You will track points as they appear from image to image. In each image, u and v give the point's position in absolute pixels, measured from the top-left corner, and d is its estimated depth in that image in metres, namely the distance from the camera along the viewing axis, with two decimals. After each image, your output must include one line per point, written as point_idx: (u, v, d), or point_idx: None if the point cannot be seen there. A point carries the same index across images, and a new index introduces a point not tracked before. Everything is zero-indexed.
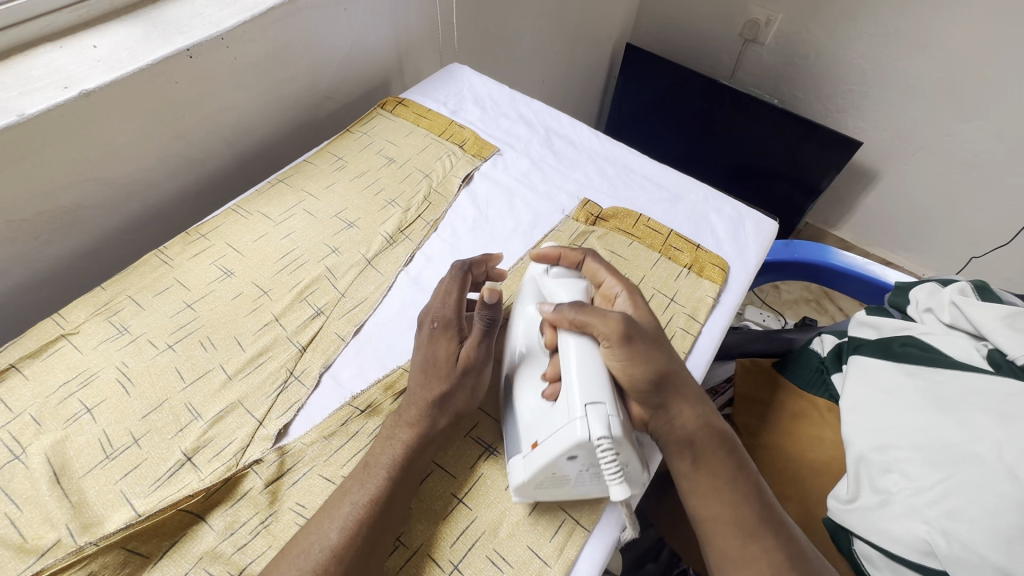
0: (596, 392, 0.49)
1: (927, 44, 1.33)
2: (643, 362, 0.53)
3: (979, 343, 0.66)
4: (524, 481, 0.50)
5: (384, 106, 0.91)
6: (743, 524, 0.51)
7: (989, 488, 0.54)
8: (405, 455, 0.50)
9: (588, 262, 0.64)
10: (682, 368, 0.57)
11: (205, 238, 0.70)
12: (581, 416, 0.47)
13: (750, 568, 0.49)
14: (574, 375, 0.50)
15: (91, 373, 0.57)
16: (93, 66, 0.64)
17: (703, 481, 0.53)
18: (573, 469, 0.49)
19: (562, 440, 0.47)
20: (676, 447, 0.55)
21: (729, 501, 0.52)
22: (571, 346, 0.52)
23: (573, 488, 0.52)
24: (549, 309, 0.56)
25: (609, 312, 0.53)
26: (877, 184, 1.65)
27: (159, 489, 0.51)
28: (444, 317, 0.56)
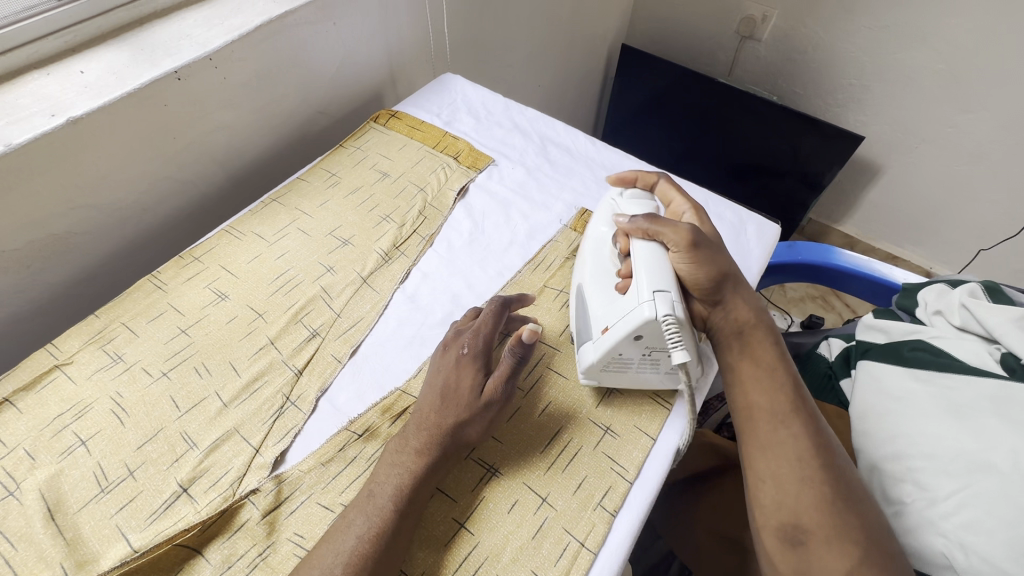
0: (662, 282, 0.55)
1: (925, 36, 1.31)
2: (708, 264, 0.58)
3: (990, 346, 0.64)
4: (593, 361, 0.58)
5: (377, 119, 0.90)
6: (775, 412, 0.53)
7: (1008, 499, 0.52)
8: (412, 485, 0.49)
9: (662, 184, 0.72)
10: (742, 273, 0.61)
11: (200, 261, 0.69)
12: (649, 300, 0.53)
13: (773, 448, 0.52)
14: (643, 270, 0.56)
15: (85, 405, 0.56)
16: (79, 92, 0.64)
17: (746, 373, 0.57)
18: (636, 351, 0.56)
19: (630, 322, 0.54)
20: (728, 341, 0.60)
21: (767, 391, 0.55)
22: (643, 249, 0.58)
23: (635, 375, 0.60)
24: (623, 219, 0.62)
25: (676, 221, 0.59)
26: (880, 177, 1.63)
27: (155, 523, 0.50)
28: (475, 346, 0.55)
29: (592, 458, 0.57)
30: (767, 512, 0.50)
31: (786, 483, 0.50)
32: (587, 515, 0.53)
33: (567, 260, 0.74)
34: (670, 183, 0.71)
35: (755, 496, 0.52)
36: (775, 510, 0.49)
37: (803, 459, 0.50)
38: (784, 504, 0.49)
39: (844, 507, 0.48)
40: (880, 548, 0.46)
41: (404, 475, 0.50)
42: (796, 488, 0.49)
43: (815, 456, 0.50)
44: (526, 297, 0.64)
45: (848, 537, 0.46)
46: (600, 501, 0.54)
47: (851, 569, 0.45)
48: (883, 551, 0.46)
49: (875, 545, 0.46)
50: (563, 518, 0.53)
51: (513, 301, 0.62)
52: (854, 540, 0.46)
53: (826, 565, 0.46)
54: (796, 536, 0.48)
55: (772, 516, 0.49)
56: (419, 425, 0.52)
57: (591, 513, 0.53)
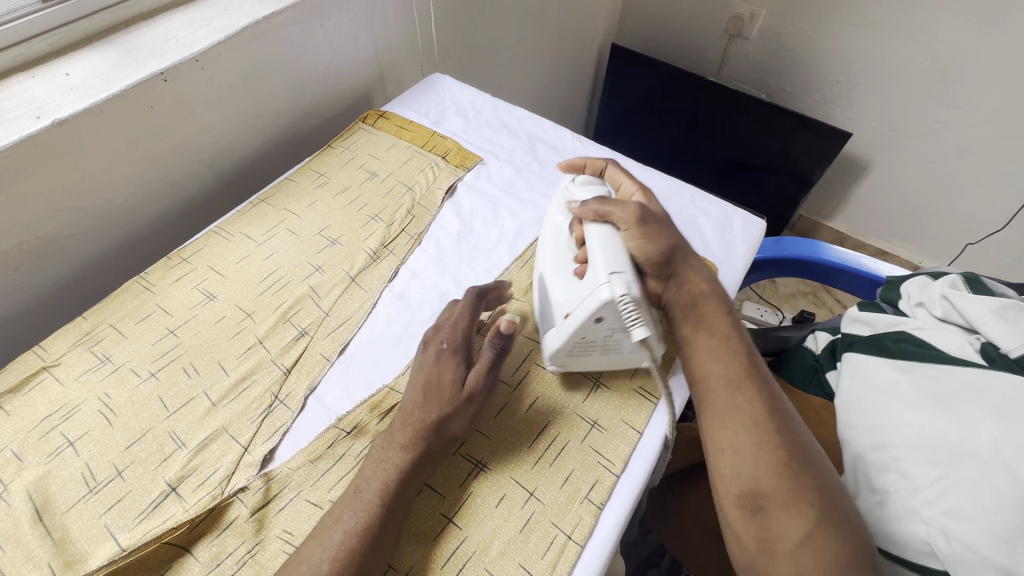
0: (618, 264, 0.55)
1: (910, 32, 1.33)
2: (656, 238, 0.60)
3: (972, 337, 0.65)
4: (558, 348, 0.58)
5: (366, 119, 0.91)
6: (731, 378, 0.54)
7: (989, 486, 0.53)
8: (398, 480, 0.50)
9: (610, 169, 0.73)
10: (691, 247, 0.63)
11: (188, 262, 0.69)
12: (606, 282, 0.53)
13: (732, 414, 0.51)
14: (599, 253, 0.57)
15: (72, 406, 0.56)
16: (65, 94, 0.64)
17: (701, 343, 0.57)
18: (599, 333, 0.56)
19: (589, 306, 0.54)
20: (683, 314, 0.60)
21: (722, 359, 0.55)
22: (597, 232, 0.59)
23: (599, 358, 0.60)
24: (575, 205, 0.64)
25: (625, 202, 0.61)
26: (868, 173, 1.64)
27: (144, 522, 0.50)
28: (454, 340, 0.56)
29: (579, 451, 0.58)
30: (727, 480, 0.50)
31: (744, 450, 0.49)
32: (575, 508, 0.53)
33: None
34: (617, 167, 0.73)
35: (714, 466, 0.51)
36: (735, 478, 0.49)
37: (760, 422, 0.50)
38: (743, 471, 0.49)
39: (800, 470, 0.48)
40: (836, 510, 0.46)
41: (389, 471, 0.50)
42: (754, 452, 0.49)
43: (770, 420, 0.50)
44: (502, 284, 0.65)
45: (806, 501, 0.46)
46: (587, 494, 0.54)
47: (810, 533, 0.45)
48: (840, 513, 0.46)
49: (832, 506, 0.46)
50: (550, 512, 0.53)
51: (490, 290, 0.63)
52: (811, 502, 0.46)
53: (783, 529, 0.46)
54: (755, 503, 0.47)
55: (731, 485, 0.49)
56: (403, 421, 0.53)
57: (578, 507, 0.54)
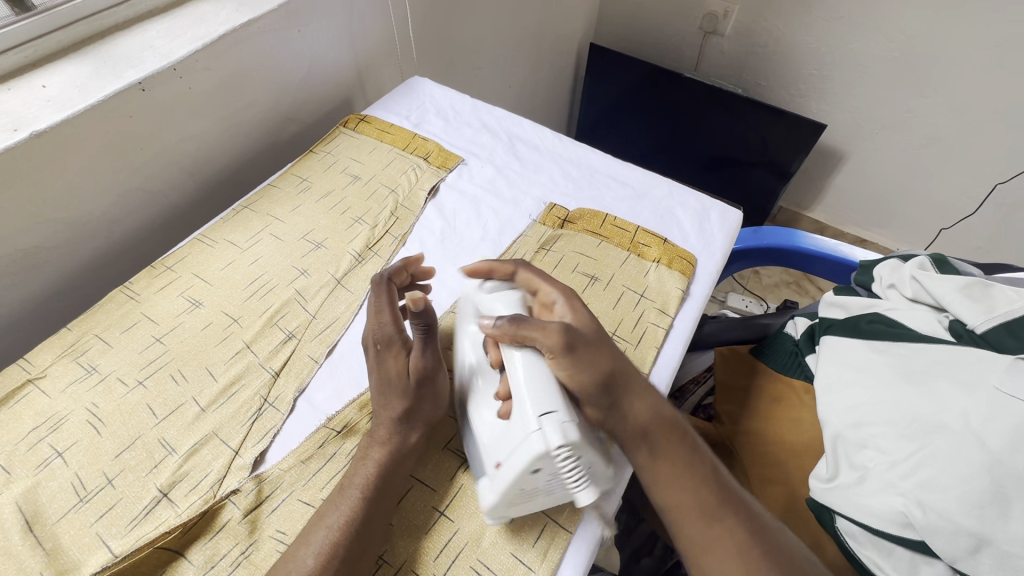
0: (548, 401, 0.49)
1: (878, 25, 1.37)
2: (589, 366, 0.53)
3: (940, 315, 0.67)
4: (494, 502, 0.50)
5: (347, 124, 0.91)
6: (704, 507, 0.52)
7: (960, 456, 0.55)
8: (382, 475, 0.51)
9: (522, 272, 0.62)
10: (626, 360, 0.57)
11: (173, 270, 0.70)
12: (536, 429, 0.47)
13: (716, 547, 0.51)
14: (524, 389, 0.50)
15: (60, 417, 0.56)
16: (42, 106, 0.63)
17: (662, 471, 0.54)
18: (537, 482, 0.49)
19: (522, 457, 0.47)
20: (633, 443, 0.55)
21: (689, 488, 0.53)
22: (519, 364, 0.52)
23: (540, 501, 0.52)
24: (486, 323, 0.55)
25: (547, 324, 0.53)
26: (844, 163, 1.68)
27: (136, 528, 0.50)
28: (385, 334, 0.55)
29: None
30: None
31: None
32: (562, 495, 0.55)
33: (537, 254, 0.75)
34: (530, 270, 0.62)
35: None
36: None
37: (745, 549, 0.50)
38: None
39: None
40: None
41: (375, 469, 0.51)
42: None
43: (755, 546, 0.50)
44: (411, 260, 0.64)
45: None
46: None
47: None
48: None
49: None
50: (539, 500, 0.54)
51: (396, 270, 0.62)
52: None
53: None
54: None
55: None
56: (376, 420, 0.53)
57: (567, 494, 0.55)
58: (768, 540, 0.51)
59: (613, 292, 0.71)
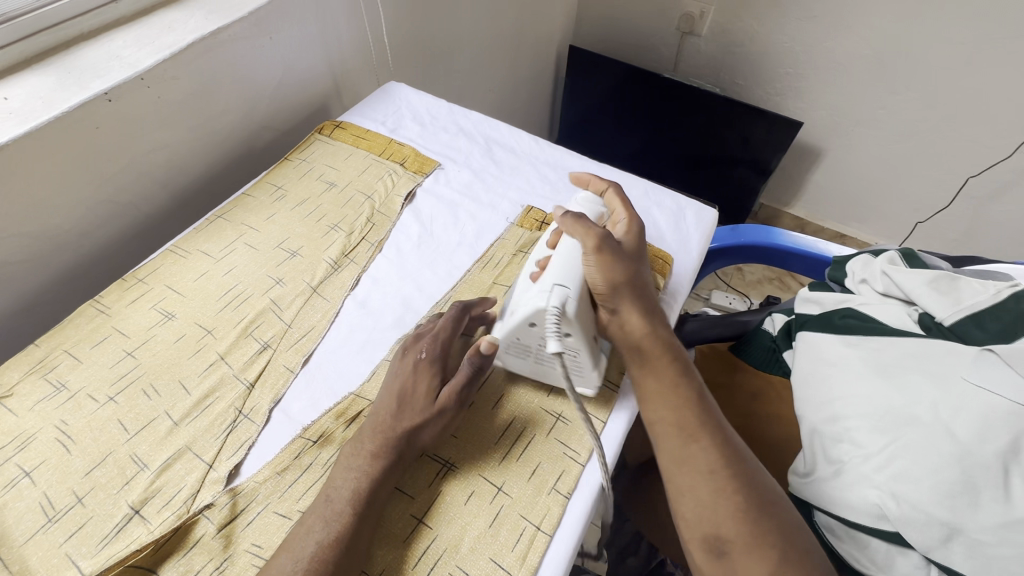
0: (566, 278, 0.56)
1: (850, 24, 1.39)
2: (611, 272, 0.58)
3: (910, 308, 0.68)
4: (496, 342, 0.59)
5: (322, 130, 0.91)
6: (683, 426, 0.54)
7: (931, 447, 0.56)
8: (367, 487, 0.50)
9: (609, 193, 0.71)
10: (646, 281, 0.62)
11: (144, 282, 0.68)
12: (547, 290, 0.55)
13: (687, 462, 0.52)
14: (556, 263, 0.58)
15: (28, 436, 0.55)
16: (5, 119, 0.62)
17: (648, 387, 0.57)
18: (533, 339, 0.57)
19: (527, 305, 0.56)
20: (628, 354, 0.59)
21: (671, 405, 0.55)
22: (561, 246, 0.60)
23: (532, 364, 0.61)
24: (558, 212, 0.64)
25: (592, 224, 0.60)
26: (822, 160, 1.71)
27: (108, 547, 0.49)
28: (433, 352, 0.57)
29: (543, 443, 0.59)
30: (690, 524, 0.50)
31: (702, 494, 0.50)
32: (543, 499, 0.55)
33: (515, 257, 0.75)
34: (616, 194, 0.70)
35: (677, 510, 0.52)
36: (696, 523, 0.50)
37: (714, 469, 0.51)
38: (702, 518, 0.50)
39: (754, 512, 0.48)
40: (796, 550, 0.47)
41: (357, 479, 0.51)
42: (712, 498, 0.50)
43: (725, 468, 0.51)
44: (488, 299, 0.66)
45: (766, 543, 0.47)
46: (554, 485, 0.56)
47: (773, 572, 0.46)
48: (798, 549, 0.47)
49: (789, 547, 0.47)
50: (519, 505, 0.54)
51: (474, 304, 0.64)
52: (771, 543, 0.47)
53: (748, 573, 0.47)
54: (718, 547, 0.48)
55: (694, 528, 0.50)
56: (371, 430, 0.53)
57: (546, 497, 0.55)
58: (741, 467, 0.52)
59: None
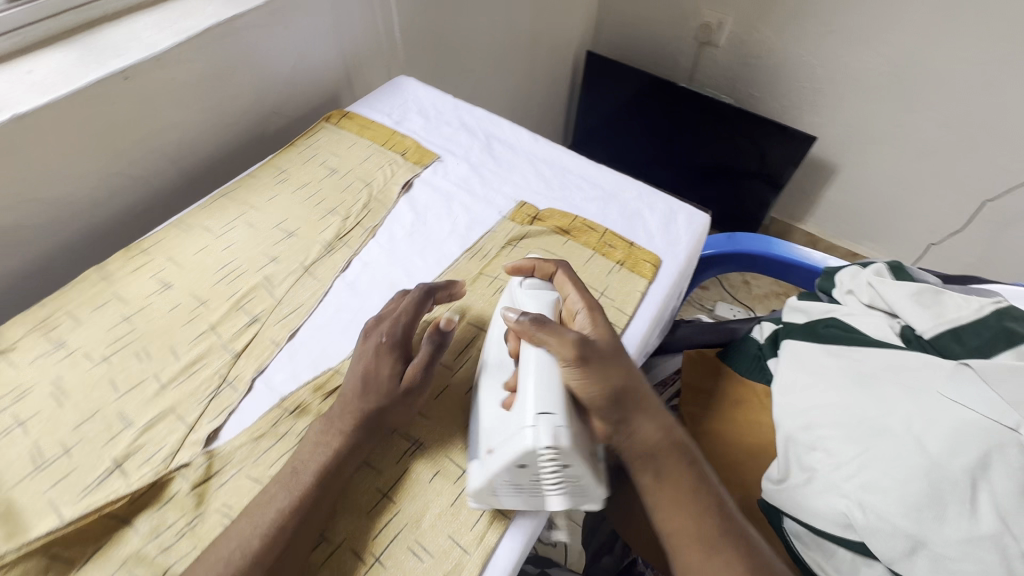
0: (547, 403, 0.50)
1: (868, 40, 1.38)
2: (598, 380, 0.53)
3: (892, 321, 0.68)
4: (480, 486, 0.51)
5: (329, 119, 0.94)
6: (706, 538, 0.51)
7: (901, 459, 0.55)
8: (335, 462, 0.52)
9: (559, 275, 0.65)
10: (637, 377, 0.56)
11: (146, 253, 0.72)
12: (530, 426, 0.49)
13: None
14: (531, 385, 0.52)
15: (25, 388, 0.59)
16: (26, 91, 0.66)
17: (663, 494, 0.54)
18: (522, 479, 0.50)
19: (512, 448, 0.49)
20: (639, 462, 0.55)
21: (691, 514, 0.53)
22: (530, 361, 0.54)
23: (521, 500, 0.52)
24: (511, 317, 0.58)
25: (563, 332, 0.54)
26: (836, 176, 1.69)
27: (87, 496, 0.52)
28: (393, 337, 0.58)
29: None
30: None
31: None
32: None
33: (503, 250, 0.77)
34: (567, 275, 0.64)
35: None
36: None
37: None
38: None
39: None
40: None
41: (325, 454, 0.52)
42: None
43: None
44: (455, 284, 0.67)
45: None
46: None
47: None
48: None
49: None
50: None
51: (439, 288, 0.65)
52: None
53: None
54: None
55: None
56: (342, 406, 0.55)
57: None
58: None
59: None
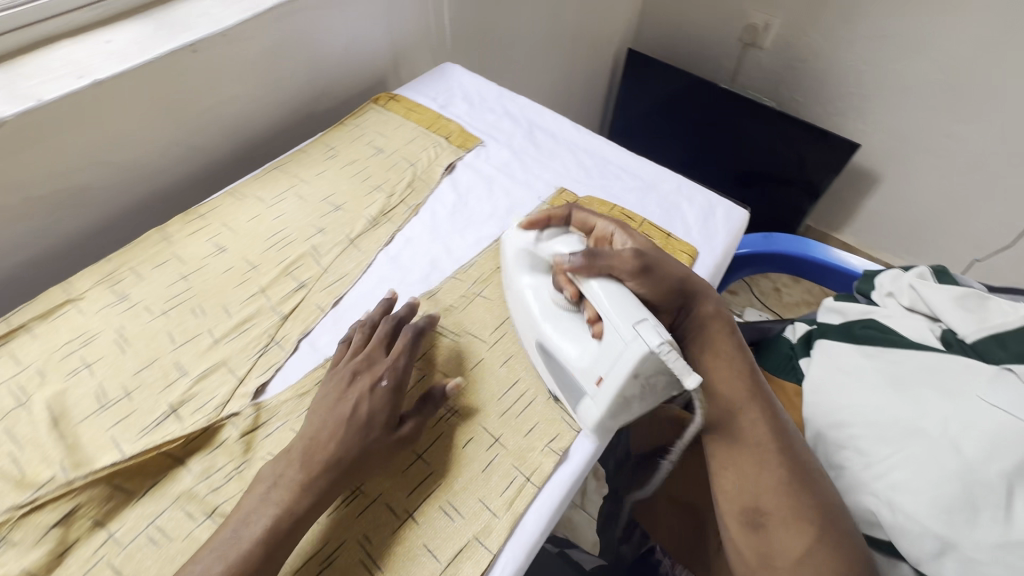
0: (636, 313, 0.51)
1: (922, 47, 1.35)
2: (659, 274, 0.61)
3: (933, 324, 0.68)
4: (601, 415, 0.54)
5: (377, 101, 0.97)
6: (736, 399, 0.59)
7: (934, 461, 0.55)
8: (308, 503, 0.48)
9: (575, 215, 0.69)
10: (695, 273, 0.66)
11: (203, 218, 0.75)
12: (633, 338, 0.49)
13: (742, 432, 0.58)
14: (612, 310, 0.53)
15: (91, 335, 0.63)
16: (105, 59, 0.71)
17: (708, 365, 0.62)
18: (638, 389, 0.51)
19: (624, 365, 0.49)
20: (691, 338, 0.64)
21: (730, 381, 0.60)
22: (597, 289, 0.55)
23: (637, 408, 0.54)
24: (562, 260, 0.59)
25: (619, 249, 0.59)
26: (878, 186, 1.65)
27: (146, 436, 0.55)
28: (397, 380, 0.55)
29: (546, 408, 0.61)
30: (729, 496, 0.56)
31: (745, 470, 0.55)
32: (535, 454, 0.58)
33: None
34: (584, 212, 0.68)
35: (718, 481, 0.57)
36: (738, 495, 0.55)
37: (762, 442, 0.56)
38: (746, 489, 0.55)
39: (800, 485, 0.54)
40: (834, 526, 0.51)
41: (277, 509, 0.47)
42: (758, 468, 0.55)
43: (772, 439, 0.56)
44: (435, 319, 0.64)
45: (803, 513, 0.52)
46: (550, 444, 0.58)
47: (811, 544, 0.50)
48: (837, 527, 0.51)
49: (826, 517, 0.52)
50: (512, 456, 0.57)
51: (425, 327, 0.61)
52: (807, 517, 0.51)
53: (783, 546, 0.51)
54: (756, 520, 0.53)
55: (734, 501, 0.55)
56: (303, 454, 0.49)
57: (539, 454, 0.58)
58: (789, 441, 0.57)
59: None
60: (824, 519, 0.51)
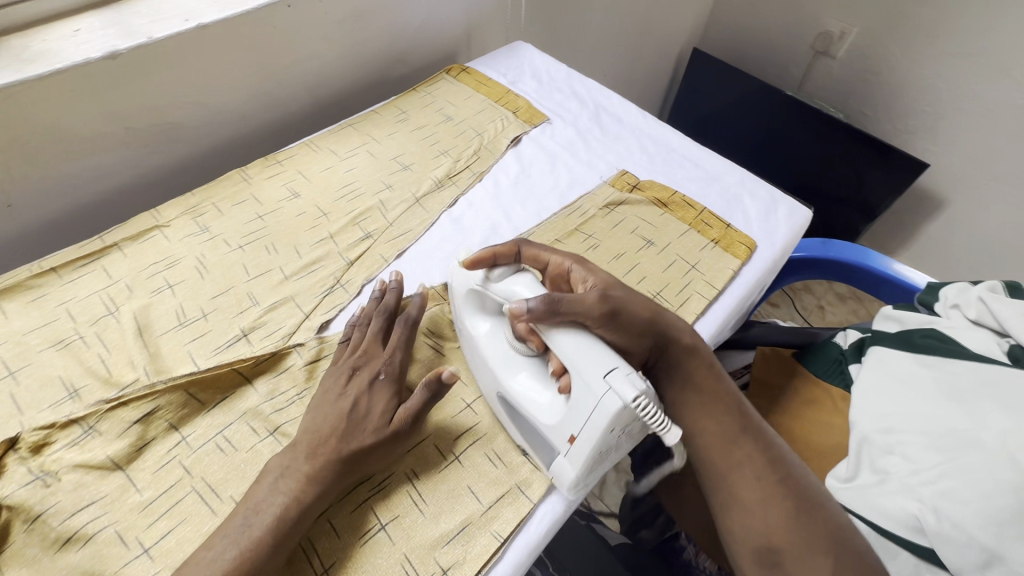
0: (607, 361, 0.48)
1: (1010, 68, 1.29)
2: (627, 313, 0.57)
3: (1001, 339, 0.66)
4: (577, 475, 0.51)
5: (449, 71, 0.99)
6: (725, 436, 0.59)
7: (990, 472, 0.54)
8: (315, 490, 0.48)
9: (525, 250, 0.62)
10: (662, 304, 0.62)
11: (281, 164, 0.79)
12: (605, 392, 0.46)
13: (736, 471, 0.57)
14: (579, 364, 0.48)
15: (175, 259, 0.67)
16: (209, 5, 0.75)
17: (689, 402, 0.61)
18: (613, 440, 0.49)
19: (600, 421, 0.46)
20: (668, 372, 0.62)
21: (713, 417, 0.60)
22: (563, 344, 0.50)
23: (609, 456, 0.53)
24: (519, 312, 0.52)
25: (581, 299, 0.53)
26: (943, 212, 1.57)
27: (220, 354, 0.60)
28: (392, 372, 0.55)
29: None
30: (740, 539, 0.55)
31: (752, 511, 0.55)
32: None
33: (600, 212, 0.79)
34: (532, 247, 0.62)
35: (726, 525, 0.57)
36: (747, 538, 0.54)
37: (762, 479, 0.56)
38: (753, 529, 0.54)
39: (809, 518, 0.53)
40: (848, 551, 0.51)
41: (287, 497, 0.47)
42: (762, 510, 0.55)
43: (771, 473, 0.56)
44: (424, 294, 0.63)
45: (817, 548, 0.52)
46: None
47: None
48: (851, 549, 0.52)
49: (840, 546, 0.51)
50: None
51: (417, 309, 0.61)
52: (823, 549, 0.51)
53: None
54: (768, 558, 0.53)
55: (747, 544, 0.54)
56: (310, 447, 0.50)
57: None
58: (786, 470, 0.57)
59: (665, 258, 0.75)
60: (839, 549, 0.51)
